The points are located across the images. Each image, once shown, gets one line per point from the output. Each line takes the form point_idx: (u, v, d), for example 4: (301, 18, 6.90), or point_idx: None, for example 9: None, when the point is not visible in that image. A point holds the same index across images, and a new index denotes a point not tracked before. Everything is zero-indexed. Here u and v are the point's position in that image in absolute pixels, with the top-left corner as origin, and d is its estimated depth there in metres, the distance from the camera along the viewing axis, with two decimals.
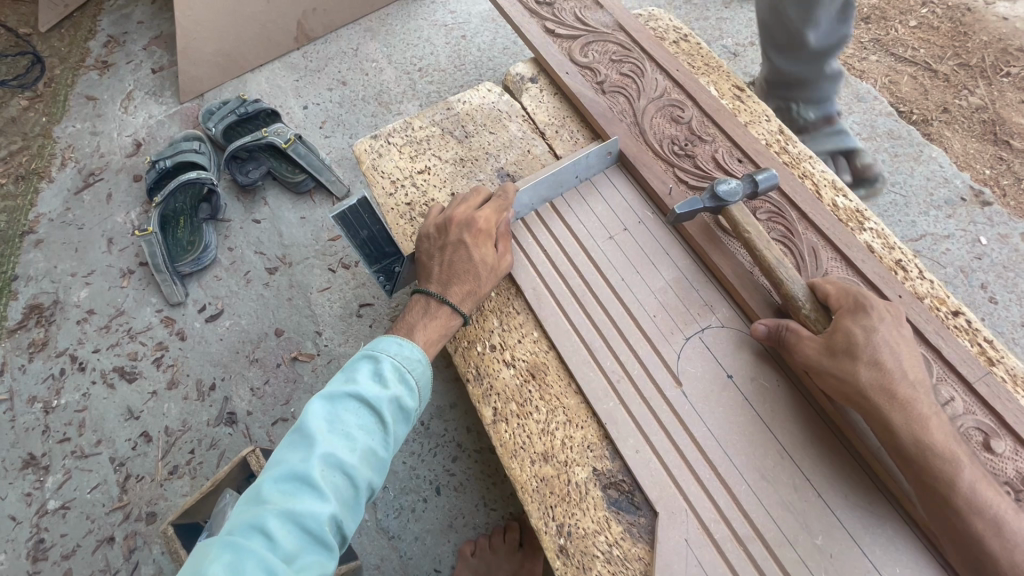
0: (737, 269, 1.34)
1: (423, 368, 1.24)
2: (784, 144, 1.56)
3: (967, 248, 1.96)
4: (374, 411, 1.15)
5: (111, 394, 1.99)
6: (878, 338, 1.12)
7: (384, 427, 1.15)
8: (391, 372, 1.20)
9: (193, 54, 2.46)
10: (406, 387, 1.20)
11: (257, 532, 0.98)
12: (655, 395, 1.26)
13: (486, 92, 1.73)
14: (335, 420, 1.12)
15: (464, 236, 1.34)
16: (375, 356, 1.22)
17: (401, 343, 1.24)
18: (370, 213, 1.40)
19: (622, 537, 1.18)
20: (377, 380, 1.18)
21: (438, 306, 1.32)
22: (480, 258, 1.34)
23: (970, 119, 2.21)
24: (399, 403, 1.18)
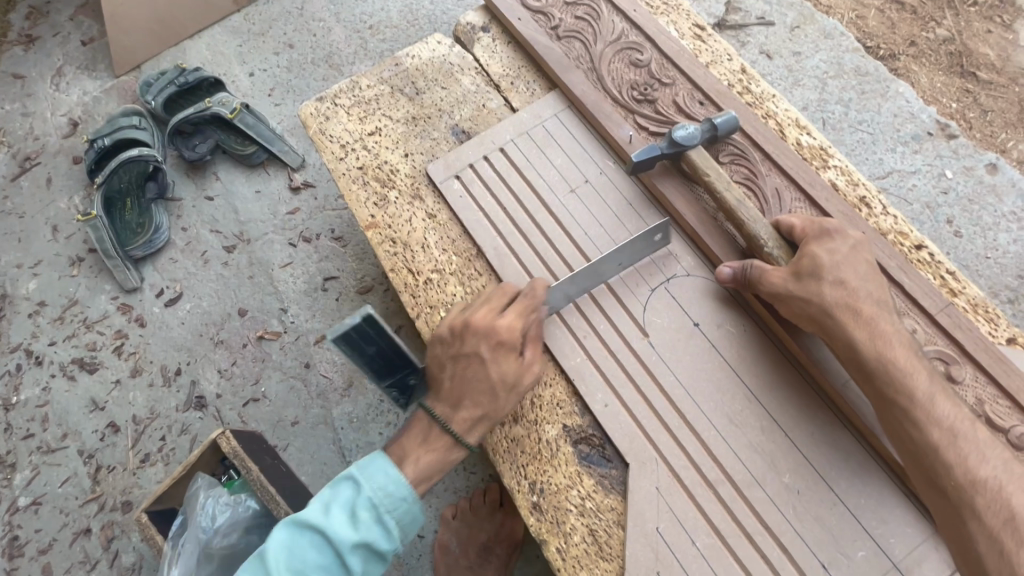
0: (700, 215, 1.31)
1: (408, 508, 1.05)
2: (747, 84, 1.51)
3: (933, 183, 1.95)
4: (364, 506, 1.02)
5: (73, 387, 1.92)
6: (842, 258, 1.11)
7: (347, 571, 1.01)
8: (386, 475, 1.05)
9: (125, 22, 2.30)
10: (400, 493, 1.05)
11: None
12: (622, 348, 1.25)
13: (436, 44, 1.63)
14: (295, 550, 1.01)
15: (484, 351, 1.14)
16: (356, 483, 1.05)
17: (386, 475, 1.05)
18: (377, 329, 1.11)
19: (594, 489, 1.18)
20: (370, 477, 1.05)
21: (439, 434, 1.13)
22: (499, 375, 1.14)
23: (937, 52, 2.17)
24: (390, 510, 1.04)
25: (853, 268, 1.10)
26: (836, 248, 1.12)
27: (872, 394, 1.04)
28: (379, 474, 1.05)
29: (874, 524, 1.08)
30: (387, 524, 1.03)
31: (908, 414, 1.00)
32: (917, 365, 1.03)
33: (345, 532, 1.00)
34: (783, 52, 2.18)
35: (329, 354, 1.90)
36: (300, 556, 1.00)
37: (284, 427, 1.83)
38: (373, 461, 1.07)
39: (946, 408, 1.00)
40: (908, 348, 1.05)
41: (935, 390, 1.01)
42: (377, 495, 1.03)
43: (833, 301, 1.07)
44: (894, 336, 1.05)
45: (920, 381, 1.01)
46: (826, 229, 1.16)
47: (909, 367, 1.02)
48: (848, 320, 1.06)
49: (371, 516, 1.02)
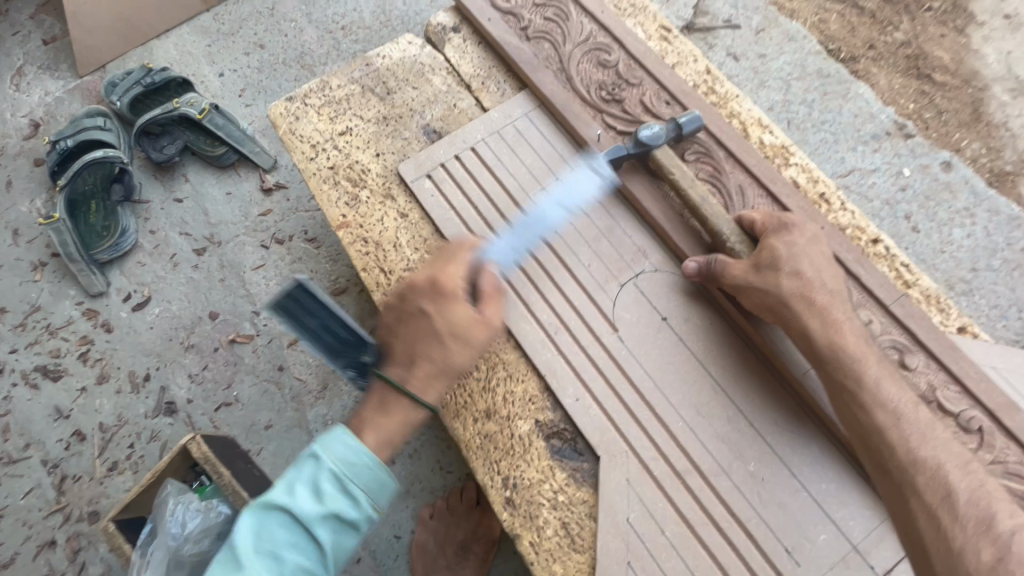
0: (667, 211, 1.34)
1: (374, 473, 1.03)
2: (712, 84, 1.55)
3: (893, 181, 2.03)
4: (326, 477, 1.01)
5: (36, 395, 1.86)
6: (798, 250, 1.15)
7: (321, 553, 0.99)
8: (347, 440, 1.04)
9: (87, 21, 2.26)
10: (361, 459, 1.03)
11: None
12: (592, 343, 1.27)
13: (406, 44, 1.63)
14: (262, 537, 0.98)
15: (425, 306, 1.17)
16: (316, 457, 1.02)
17: (346, 442, 1.03)
18: (315, 300, 1.18)
19: (566, 483, 1.20)
20: (331, 449, 1.02)
21: (396, 399, 1.14)
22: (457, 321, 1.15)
23: (894, 55, 2.26)
24: (353, 479, 1.02)
25: (810, 261, 1.14)
26: (792, 241, 1.16)
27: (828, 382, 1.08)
28: (340, 444, 1.03)
29: (835, 508, 1.12)
30: (352, 492, 1.01)
31: (858, 399, 1.04)
32: (866, 351, 1.08)
33: (312, 505, 0.98)
34: (749, 55, 2.24)
35: (302, 356, 1.88)
36: (268, 537, 0.97)
37: (257, 431, 1.80)
38: (332, 436, 1.04)
39: (897, 393, 1.04)
40: (858, 336, 1.10)
41: (882, 374, 1.06)
42: (337, 467, 1.01)
43: (789, 292, 1.11)
44: (847, 325, 1.10)
45: (868, 367, 1.06)
46: (784, 222, 1.20)
47: (860, 354, 1.07)
48: (802, 310, 1.10)
49: (333, 486, 1.00)
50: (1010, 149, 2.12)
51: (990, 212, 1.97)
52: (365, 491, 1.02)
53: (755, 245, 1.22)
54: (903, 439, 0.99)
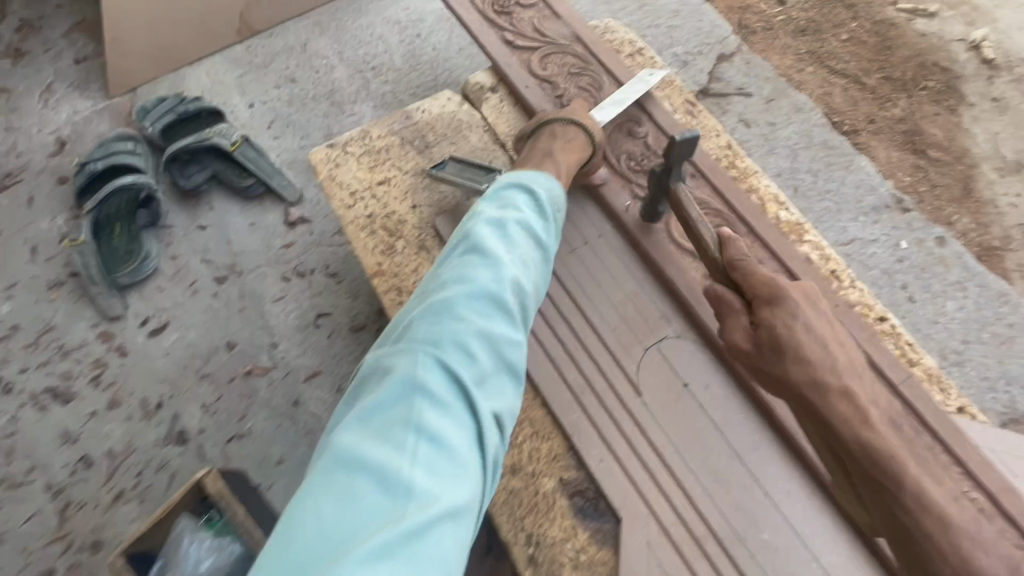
0: (689, 282, 1.43)
1: (563, 200, 1.23)
2: (732, 159, 1.66)
3: (890, 251, 2.15)
4: (501, 282, 0.96)
5: (44, 417, 1.85)
6: (801, 326, 1.12)
7: (536, 240, 1.09)
8: (549, 179, 1.24)
9: (123, 46, 2.30)
10: (559, 192, 1.23)
11: (417, 383, 0.79)
12: (617, 405, 1.33)
13: (445, 101, 1.72)
14: (484, 263, 0.98)
15: (557, 137, 1.43)
16: (523, 188, 1.17)
17: (543, 176, 1.22)
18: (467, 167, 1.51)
19: (588, 542, 1.25)
20: (536, 181, 1.20)
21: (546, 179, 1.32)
22: (571, 133, 1.45)
23: (893, 130, 2.40)
24: (555, 205, 1.20)
25: (809, 335, 1.12)
26: (790, 317, 1.13)
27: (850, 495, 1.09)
28: (541, 179, 1.22)
29: None
30: (525, 224, 1.09)
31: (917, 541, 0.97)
32: (897, 442, 1.05)
33: (525, 235, 1.07)
34: (759, 122, 2.37)
35: (318, 392, 1.89)
36: (490, 265, 0.98)
37: (268, 465, 1.81)
38: (471, 222, 1.07)
39: (919, 467, 1.03)
40: (882, 416, 1.08)
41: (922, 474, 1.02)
42: (499, 220, 1.07)
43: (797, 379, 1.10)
44: (874, 415, 1.07)
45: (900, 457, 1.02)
46: (773, 287, 1.17)
47: (894, 446, 1.03)
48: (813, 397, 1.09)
49: (503, 240, 1.04)
50: (997, 225, 2.25)
51: (980, 286, 2.09)
52: (559, 215, 1.20)
53: (749, 300, 1.21)
54: None
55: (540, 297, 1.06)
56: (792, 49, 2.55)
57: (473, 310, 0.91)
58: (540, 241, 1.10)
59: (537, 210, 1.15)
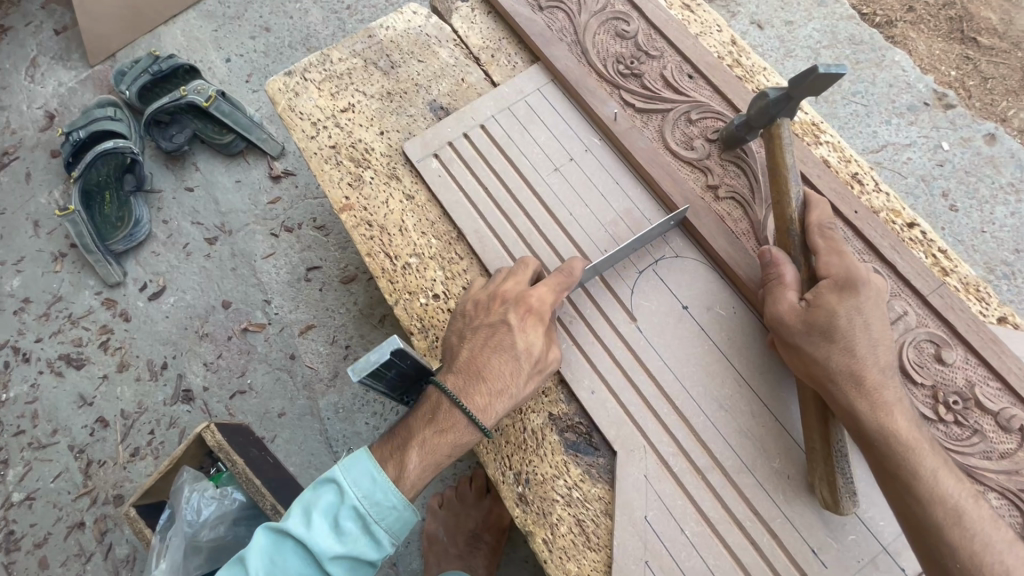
0: (687, 196, 1.30)
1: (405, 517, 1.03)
2: (737, 57, 1.47)
3: (929, 156, 1.90)
4: (321, 567, 0.98)
5: (60, 382, 1.92)
6: (861, 322, 1.04)
7: (394, 509, 1.01)
8: (376, 475, 1.02)
9: (93, 6, 2.23)
10: (388, 501, 1.01)
11: (280, 554, 0.99)
12: (608, 333, 1.24)
13: (411, 15, 1.58)
14: (347, 509, 1.00)
15: (509, 316, 1.14)
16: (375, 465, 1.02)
17: (379, 481, 1.01)
18: (401, 356, 1.04)
19: (581, 478, 1.19)
20: (355, 482, 1.01)
21: (449, 413, 1.09)
22: (524, 345, 1.12)
23: (936, 17, 2.08)
24: (378, 520, 1.01)
25: (867, 333, 1.04)
26: (856, 307, 1.04)
27: (865, 406, 1.00)
28: (364, 479, 1.01)
29: (865, 508, 1.09)
30: (373, 535, 1.00)
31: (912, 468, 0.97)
32: (921, 438, 1.00)
33: (385, 506, 1.01)
34: (775, 22, 2.09)
35: (314, 346, 1.88)
36: (344, 517, 0.99)
37: (271, 419, 1.83)
38: (364, 454, 1.04)
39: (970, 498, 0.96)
40: (911, 419, 1.02)
41: (939, 467, 0.98)
42: (362, 503, 1.00)
43: (838, 368, 1.02)
44: (900, 419, 1.00)
45: (922, 458, 0.98)
46: (848, 274, 1.07)
47: (913, 443, 0.98)
48: (849, 391, 1.02)
49: (356, 525, 1.00)
50: None
51: None
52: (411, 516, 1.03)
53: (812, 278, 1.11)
54: (927, 487, 0.96)
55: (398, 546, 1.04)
56: None
57: (329, 519, 0.99)
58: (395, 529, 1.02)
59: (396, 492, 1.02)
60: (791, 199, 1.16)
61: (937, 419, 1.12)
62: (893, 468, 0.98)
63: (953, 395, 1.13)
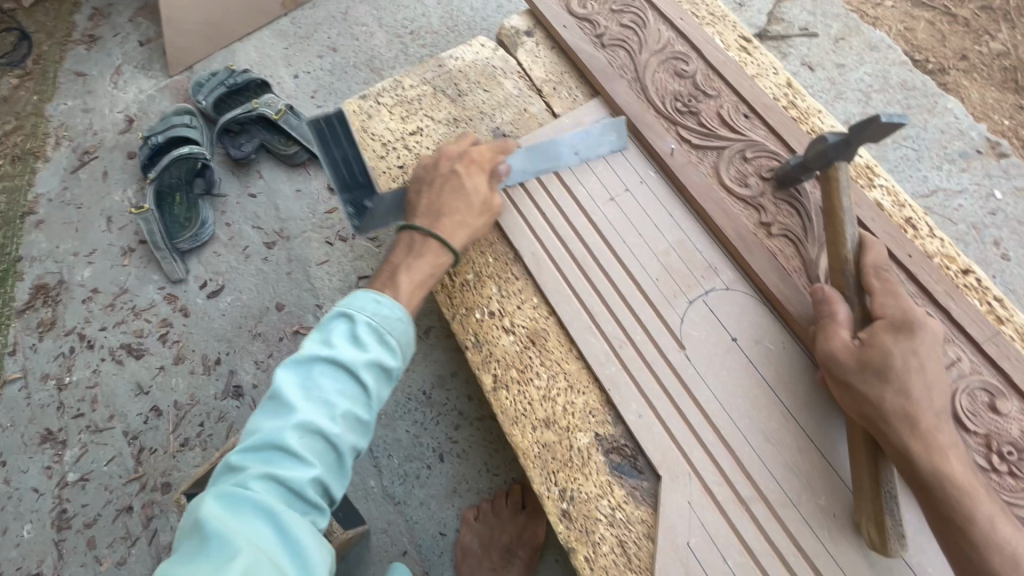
0: (740, 231, 1.33)
1: (405, 326, 1.12)
2: (793, 99, 1.52)
3: (980, 203, 1.90)
4: (353, 377, 1.03)
5: (120, 370, 2.03)
6: (916, 364, 1.05)
7: (388, 344, 1.09)
8: (375, 300, 1.11)
9: (177, 2, 2.35)
10: (392, 314, 1.11)
11: (279, 417, 0.98)
12: (657, 359, 1.27)
13: (479, 47, 1.67)
14: (342, 350, 1.05)
15: (456, 166, 1.34)
16: (349, 314, 1.09)
17: (378, 301, 1.11)
18: (353, 190, 1.38)
19: (624, 500, 1.21)
20: (360, 309, 1.10)
21: (424, 244, 1.27)
22: (472, 187, 1.33)
23: (990, 67, 2.11)
24: (382, 326, 1.09)
25: (922, 376, 1.05)
26: (913, 349, 1.05)
27: (920, 448, 1.01)
28: (367, 304, 1.11)
29: (913, 554, 1.09)
30: (388, 343, 1.09)
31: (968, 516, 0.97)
32: (978, 487, 1.00)
33: (378, 343, 1.08)
34: (825, 65, 2.13)
35: None
36: (341, 350, 1.04)
37: None
38: (361, 295, 1.12)
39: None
40: (966, 465, 1.02)
41: (996, 515, 0.98)
42: (375, 320, 1.09)
43: (892, 409, 1.03)
44: (956, 465, 1.01)
45: (979, 505, 0.98)
46: (905, 316, 1.09)
47: (970, 490, 0.99)
48: (904, 432, 1.02)
49: (371, 337, 1.08)
50: None
51: None
52: (399, 339, 1.11)
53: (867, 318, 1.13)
54: (984, 537, 0.96)
55: (395, 365, 1.09)
56: None
57: (327, 377, 1.02)
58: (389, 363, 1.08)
59: (389, 321, 1.10)
60: (846, 239, 1.19)
61: (991, 468, 1.11)
62: (949, 513, 0.99)
63: (1008, 445, 1.13)
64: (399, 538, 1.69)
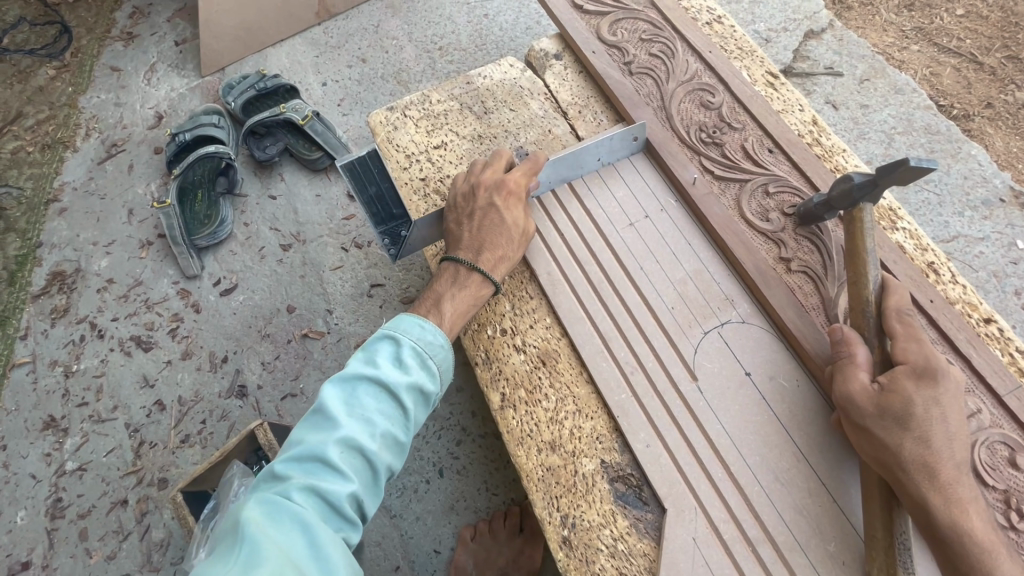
0: (759, 265, 1.32)
1: (446, 353, 1.16)
2: (817, 136, 1.52)
3: (1002, 252, 1.87)
4: (394, 398, 1.07)
5: (128, 361, 2.03)
6: (938, 413, 1.03)
7: (429, 368, 1.13)
8: (420, 325, 1.16)
9: (217, 4, 2.42)
10: (435, 340, 1.16)
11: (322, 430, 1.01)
12: (669, 388, 1.25)
13: (508, 67, 1.70)
14: (386, 370, 1.09)
15: (494, 199, 1.33)
16: (395, 337, 1.14)
17: (422, 326, 1.16)
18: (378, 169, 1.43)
19: (627, 531, 1.18)
20: (405, 331, 1.15)
21: (468, 274, 1.29)
22: (512, 221, 1.33)
23: (1015, 116, 2.11)
24: (424, 351, 1.13)
25: (943, 426, 1.02)
26: (935, 397, 1.03)
27: (938, 499, 0.99)
28: (412, 329, 1.16)
29: None
30: (429, 367, 1.13)
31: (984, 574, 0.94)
32: (997, 544, 0.97)
33: (421, 365, 1.12)
34: (849, 104, 2.14)
35: None
36: (386, 369, 1.08)
37: None
38: (406, 319, 1.17)
39: None
40: (983, 520, 0.99)
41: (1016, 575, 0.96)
42: (418, 344, 1.13)
43: (911, 458, 1.01)
44: (975, 521, 0.98)
45: (999, 565, 0.95)
46: (928, 362, 1.07)
47: (989, 548, 0.96)
48: (922, 482, 1.00)
49: (414, 359, 1.12)
50: None
51: None
52: (440, 365, 1.15)
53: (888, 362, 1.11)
54: None
55: (434, 391, 1.13)
56: (895, 26, 2.30)
57: (370, 395, 1.06)
58: (429, 387, 1.12)
59: (433, 347, 1.15)
60: (867, 280, 1.17)
61: (1009, 526, 1.08)
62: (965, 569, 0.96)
63: None
64: (392, 553, 1.66)
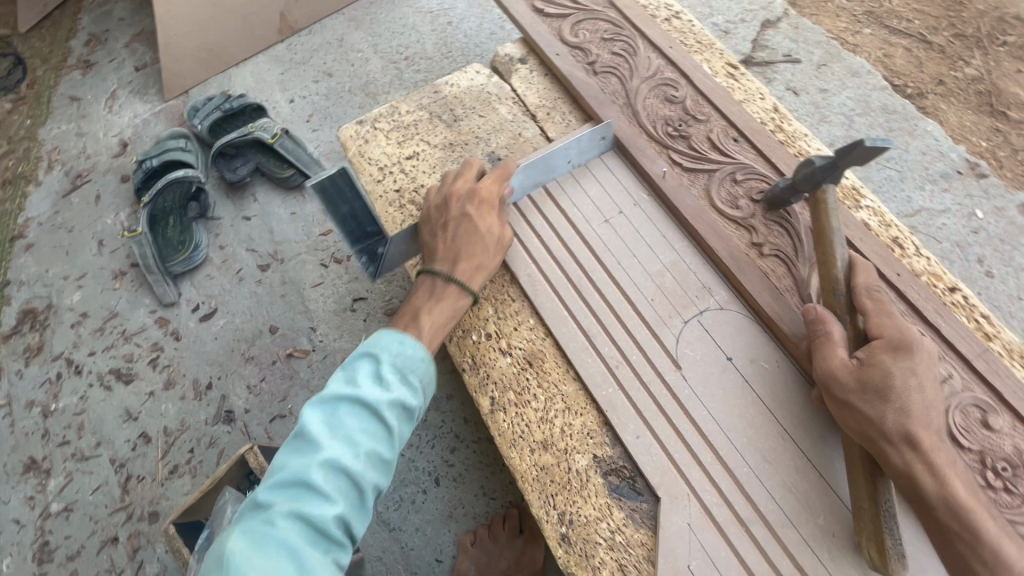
0: (733, 252, 1.35)
1: (427, 366, 1.16)
2: (779, 123, 1.56)
3: (963, 222, 1.95)
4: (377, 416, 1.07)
5: (109, 396, 1.99)
6: (914, 382, 1.06)
7: (412, 382, 1.13)
8: (400, 340, 1.16)
9: (173, 26, 2.37)
10: (415, 353, 1.16)
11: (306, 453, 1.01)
12: (654, 379, 1.27)
13: (474, 74, 1.71)
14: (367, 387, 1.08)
15: (467, 208, 1.34)
16: (374, 354, 1.14)
17: (401, 341, 1.16)
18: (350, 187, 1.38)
19: (624, 523, 1.20)
20: (384, 347, 1.15)
21: (444, 285, 1.29)
22: (485, 229, 1.34)
23: (965, 91, 2.18)
24: (405, 366, 1.13)
25: (918, 394, 1.06)
26: (910, 367, 1.07)
27: (918, 465, 1.02)
28: (391, 344, 1.16)
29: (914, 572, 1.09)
30: (411, 382, 1.13)
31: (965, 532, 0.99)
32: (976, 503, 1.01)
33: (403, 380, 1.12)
34: (809, 89, 2.20)
35: None
36: (367, 387, 1.08)
37: None
38: (385, 336, 1.17)
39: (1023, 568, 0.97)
40: (962, 481, 1.03)
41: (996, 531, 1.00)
42: (398, 359, 1.13)
43: (891, 428, 1.04)
44: (954, 483, 1.02)
45: (980, 523, 0.99)
46: (900, 334, 1.10)
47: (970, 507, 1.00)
48: (903, 449, 1.03)
49: (395, 375, 1.12)
50: None
51: None
52: (422, 379, 1.15)
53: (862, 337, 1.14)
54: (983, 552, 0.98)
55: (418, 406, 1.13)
56: (847, 11, 2.38)
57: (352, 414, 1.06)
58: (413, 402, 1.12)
59: (414, 361, 1.15)
60: (836, 260, 1.21)
61: (987, 484, 1.12)
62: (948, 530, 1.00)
63: (1002, 461, 1.14)
64: (393, 566, 1.65)
